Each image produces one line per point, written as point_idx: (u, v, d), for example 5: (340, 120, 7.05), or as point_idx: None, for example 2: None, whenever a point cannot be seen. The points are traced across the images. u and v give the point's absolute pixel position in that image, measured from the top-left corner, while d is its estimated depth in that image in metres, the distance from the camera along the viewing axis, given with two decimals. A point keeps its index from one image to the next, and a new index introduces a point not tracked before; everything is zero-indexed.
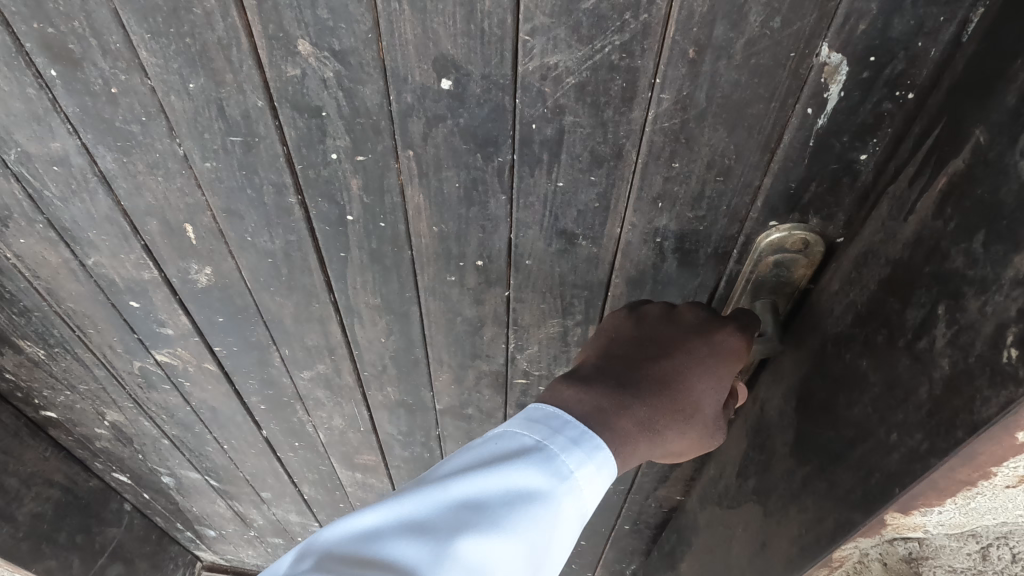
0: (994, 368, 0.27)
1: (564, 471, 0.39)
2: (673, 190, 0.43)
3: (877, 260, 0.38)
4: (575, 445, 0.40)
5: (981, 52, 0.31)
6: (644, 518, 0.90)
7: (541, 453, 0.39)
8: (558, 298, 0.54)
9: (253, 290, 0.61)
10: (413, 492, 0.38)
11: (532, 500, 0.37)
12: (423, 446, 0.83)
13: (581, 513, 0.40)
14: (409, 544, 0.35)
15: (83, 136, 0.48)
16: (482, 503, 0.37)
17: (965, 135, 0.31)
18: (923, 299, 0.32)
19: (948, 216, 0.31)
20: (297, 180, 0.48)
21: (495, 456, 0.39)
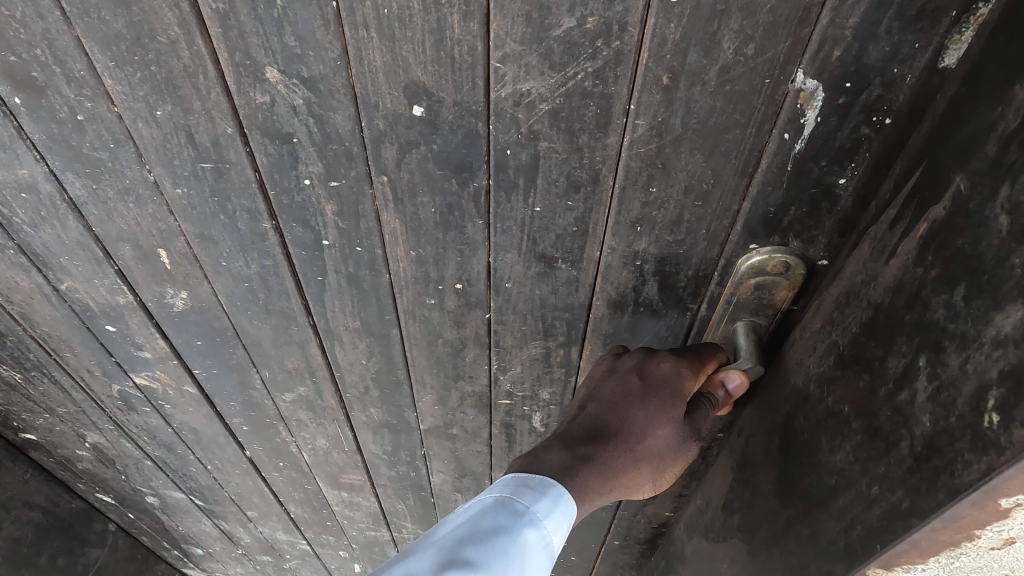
0: (976, 432, 0.26)
1: (522, 508, 0.42)
2: (651, 214, 0.43)
3: (859, 302, 0.37)
4: (530, 487, 0.43)
5: (961, 97, 0.31)
6: (634, 533, 0.89)
7: (501, 501, 0.43)
8: (539, 320, 0.54)
9: (231, 314, 0.60)
10: (396, 557, 0.41)
11: (494, 539, 0.41)
12: (409, 465, 0.82)
13: (549, 545, 0.42)
14: None
15: (51, 163, 0.47)
16: (454, 549, 0.40)
17: (946, 183, 0.31)
18: (904, 348, 0.32)
19: (929, 263, 0.31)
20: (271, 206, 0.48)
21: (462, 514, 0.43)
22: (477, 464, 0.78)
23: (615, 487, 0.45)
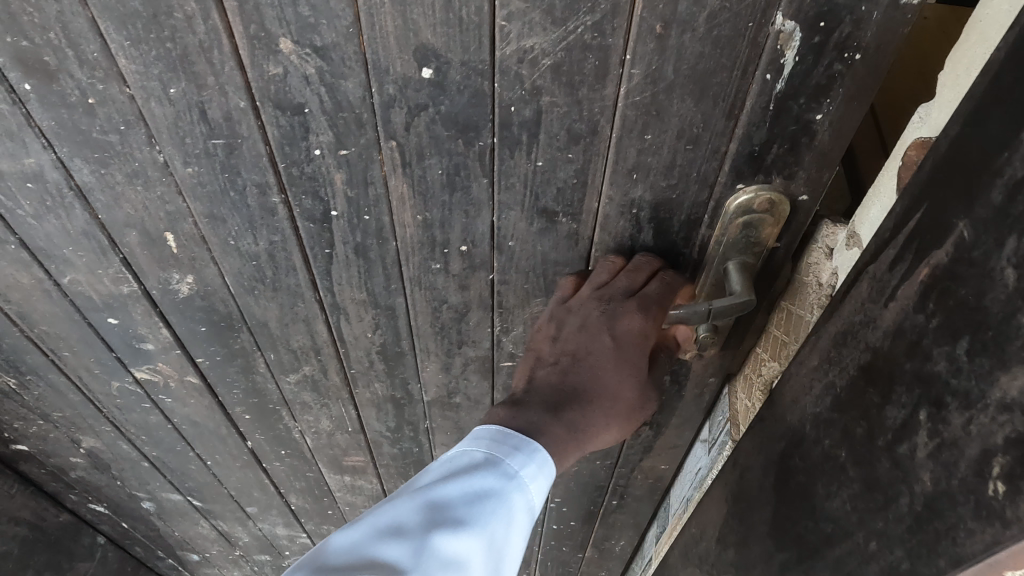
0: (979, 499, 0.27)
1: (510, 471, 0.46)
2: (646, 161, 0.46)
3: (855, 343, 0.37)
4: (518, 452, 0.47)
5: (972, 139, 0.31)
6: (631, 491, 0.93)
7: (490, 462, 0.46)
8: (541, 277, 0.57)
9: (237, 296, 0.61)
10: (389, 505, 0.44)
11: (486, 498, 0.44)
12: (412, 441, 0.84)
13: (530, 507, 0.46)
14: (390, 544, 0.41)
15: (59, 150, 0.48)
16: (448, 504, 0.43)
17: (949, 227, 0.31)
18: (904, 400, 0.32)
19: (930, 311, 0.31)
20: (281, 179, 0.49)
21: (454, 469, 0.46)
22: None
23: (595, 441, 0.52)
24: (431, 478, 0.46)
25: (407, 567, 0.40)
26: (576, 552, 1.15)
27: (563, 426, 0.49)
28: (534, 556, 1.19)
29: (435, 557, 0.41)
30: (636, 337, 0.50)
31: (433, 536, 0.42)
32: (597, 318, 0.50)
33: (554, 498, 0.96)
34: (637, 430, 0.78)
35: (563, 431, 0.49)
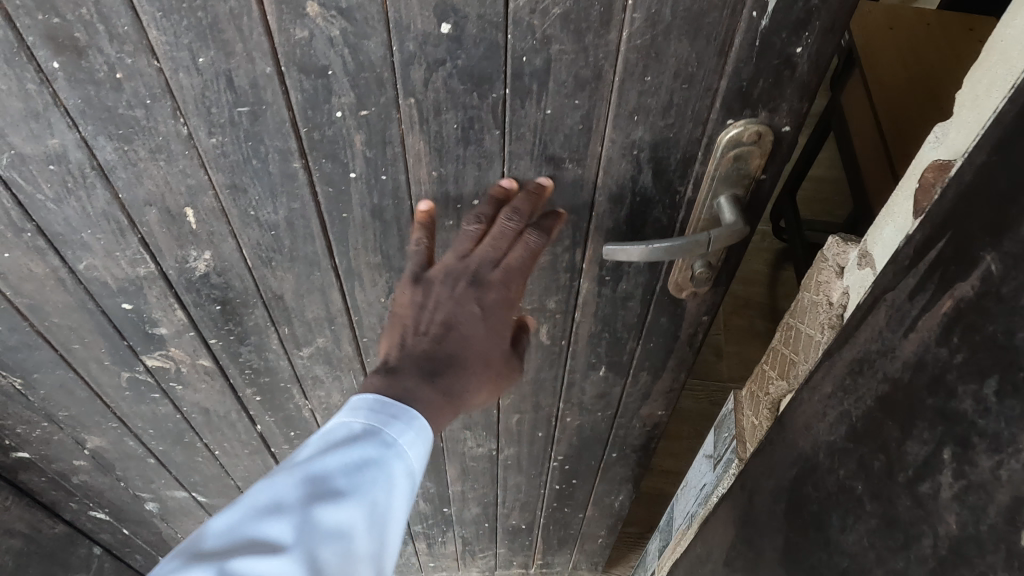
0: (1008, 544, 0.32)
1: (390, 439, 0.50)
2: (646, 103, 0.50)
3: (874, 373, 0.43)
4: (394, 420, 0.51)
5: (986, 182, 0.36)
6: (630, 441, 0.98)
7: (368, 432, 0.50)
8: None
9: (254, 270, 0.63)
10: (270, 481, 0.47)
11: (366, 467, 0.48)
12: None
13: (411, 471, 0.50)
14: (275, 521, 0.44)
15: (83, 129, 0.49)
16: (330, 477, 0.47)
17: (972, 264, 0.36)
18: (927, 436, 0.38)
19: (955, 346, 0.36)
20: (302, 144, 0.52)
21: (334, 441, 0.49)
22: None
23: (467, 403, 0.56)
24: (311, 451, 0.49)
25: (290, 542, 0.44)
26: (578, 511, 1.20)
27: (435, 389, 0.53)
28: (537, 520, 1.24)
29: (318, 530, 0.45)
30: (499, 304, 0.54)
31: (313, 511, 0.45)
32: (464, 286, 0.54)
33: (557, 456, 1.00)
34: (636, 376, 0.83)
35: (434, 394, 0.53)
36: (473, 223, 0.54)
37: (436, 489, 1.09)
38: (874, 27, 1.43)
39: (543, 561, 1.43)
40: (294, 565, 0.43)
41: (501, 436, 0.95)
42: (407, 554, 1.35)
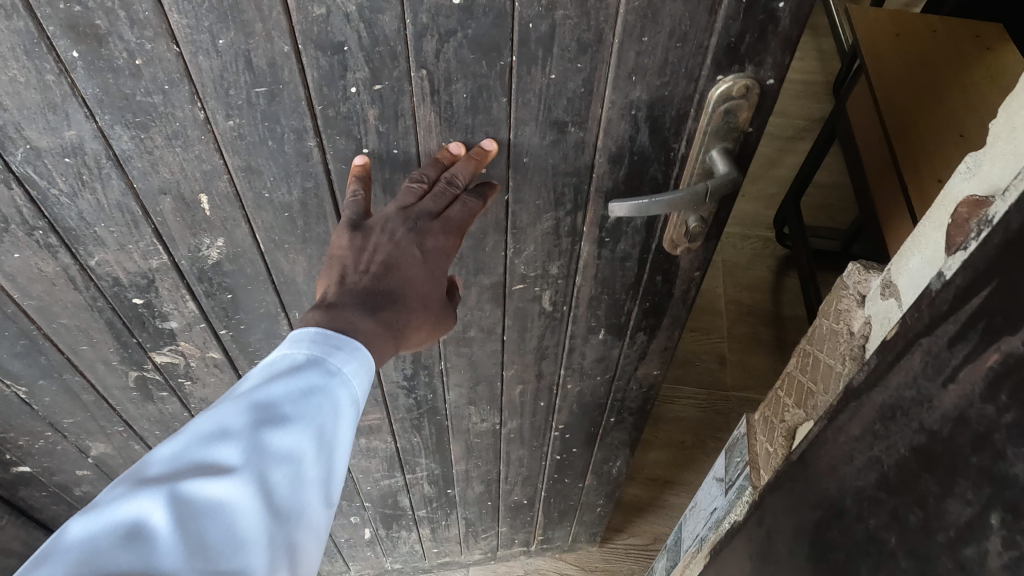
0: None
1: (334, 369, 0.50)
2: (643, 63, 0.53)
3: (909, 423, 0.43)
4: (338, 350, 0.50)
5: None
6: (628, 405, 1.02)
7: (313, 361, 0.50)
8: (552, 191, 0.63)
9: (266, 254, 0.64)
10: (215, 408, 0.47)
11: (310, 394, 0.48)
12: (427, 387, 0.89)
13: (356, 397, 0.51)
14: (222, 448, 0.45)
15: (100, 118, 0.50)
16: (275, 405, 0.47)
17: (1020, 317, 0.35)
18: (971, 495, 0.38)
19: (1002, 403, 0.36)
20: (317, 122, 0.53)
21: (278, 370, 0.49)
22: (491, 366, 0.87)
23: (404, 343, 0.55)
24: (256, 381, 0.49)
25: (238, 466, 0.45)
26: (578, 481, 1.23)
27: (379, 323, 0.52)
28: (538, 494, 1.27)
29: (265, 455, 0.46)
30: (440, 248, 0.55)
31: (260, 437, 0.46)
32: (403, 229, 0.54)
33: (558, 425, 1.03)
34: (633, 336, 0.86)
35: (377, 327, 0.52)
36: (424, 178, 0.56)
37: (441, 470, 1.11)
38: (881, 44, 1.51)
39: (544, 537, 1.46)
40: (243, 487, 0.44)
41: (504, 410, 0.97)
42: (412, 541, 1.37)
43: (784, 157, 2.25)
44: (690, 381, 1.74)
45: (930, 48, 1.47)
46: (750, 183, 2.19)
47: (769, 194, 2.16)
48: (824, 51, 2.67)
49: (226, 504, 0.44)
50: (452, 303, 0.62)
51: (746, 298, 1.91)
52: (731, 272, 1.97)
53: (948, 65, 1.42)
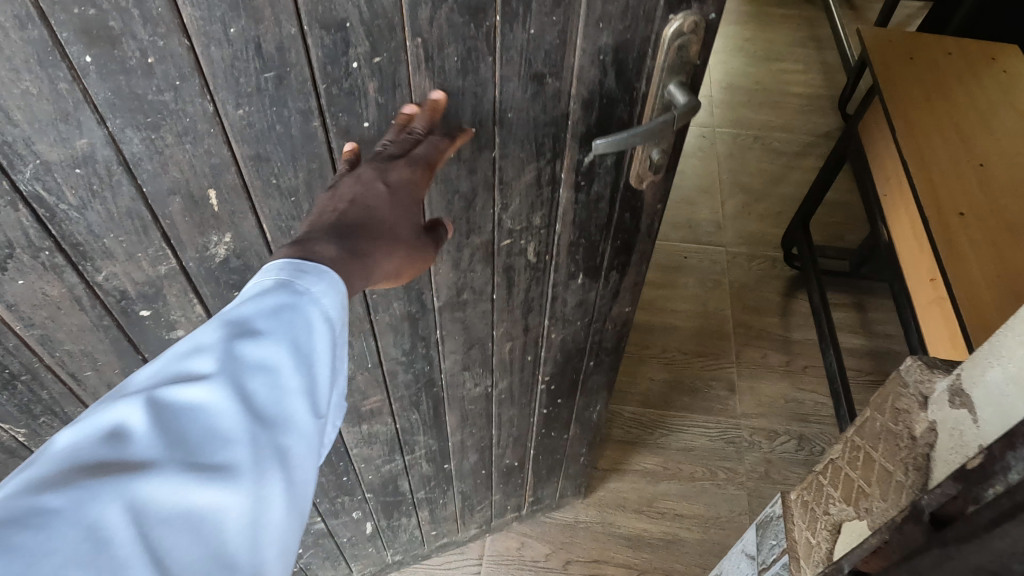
0: None
1: (305, 287, 0.46)
2: (609, 10, 0.60)
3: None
4: (306, 271, 0.47)
5: None
6: (604, 346, 1.09)
7: (283, 278, 0.46)
8: (533, 142, 0.69)
9: (273, 244, 0.66)
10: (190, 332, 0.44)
11: (281, 307, 0.45)
12: (424, 359, 0.93)
13: (332, 317, 0.47)
14: (194, 362, 0.42)
15: (111, 123, 0.51)
16: (248, 318, 0.44)
17: None
18: None
19: None
20: (321, 101, 0.56)
21: (253, 291, 0.46)
22: (483, 327, 0.92)
23: (380, 272, 0.52)
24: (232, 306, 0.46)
25: (214, 371, 0.42)
26: (563, 432, 1.30)
27: (344, 249, 0.50)
28: (528, 454, 1.33)
29: (236, 360, 0.43)
30: (403, 184, 0.55)
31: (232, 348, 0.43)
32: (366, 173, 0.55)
33: (544, 377, 1.09)
34: (607, 276, 0.93)
35: (341, 254, 0.49)
36: (388, 142, 0.58)
37: (438, 445, 1.15)
38: (897, 70, 1.58)
39: (534, 498, 1.53)
40: (215, 394, 0.41)
41: (495, 369, 1.02)
42: (412, 528, 1.39)
43: (789, 175, 2.31)
44: (697, 408, 1.74)
45: (942, 77, 1.55)
46: (756, 201, 2.24)
47: (776, 212, 2.20)
48: (828, 67, 2.75)
49: (204, 407, 0.40)
50: (434, 242, 0.59)
51: (755, 322, 1.92)
52: (739, 293, 1.99)
53: (964, 96, 1.49)
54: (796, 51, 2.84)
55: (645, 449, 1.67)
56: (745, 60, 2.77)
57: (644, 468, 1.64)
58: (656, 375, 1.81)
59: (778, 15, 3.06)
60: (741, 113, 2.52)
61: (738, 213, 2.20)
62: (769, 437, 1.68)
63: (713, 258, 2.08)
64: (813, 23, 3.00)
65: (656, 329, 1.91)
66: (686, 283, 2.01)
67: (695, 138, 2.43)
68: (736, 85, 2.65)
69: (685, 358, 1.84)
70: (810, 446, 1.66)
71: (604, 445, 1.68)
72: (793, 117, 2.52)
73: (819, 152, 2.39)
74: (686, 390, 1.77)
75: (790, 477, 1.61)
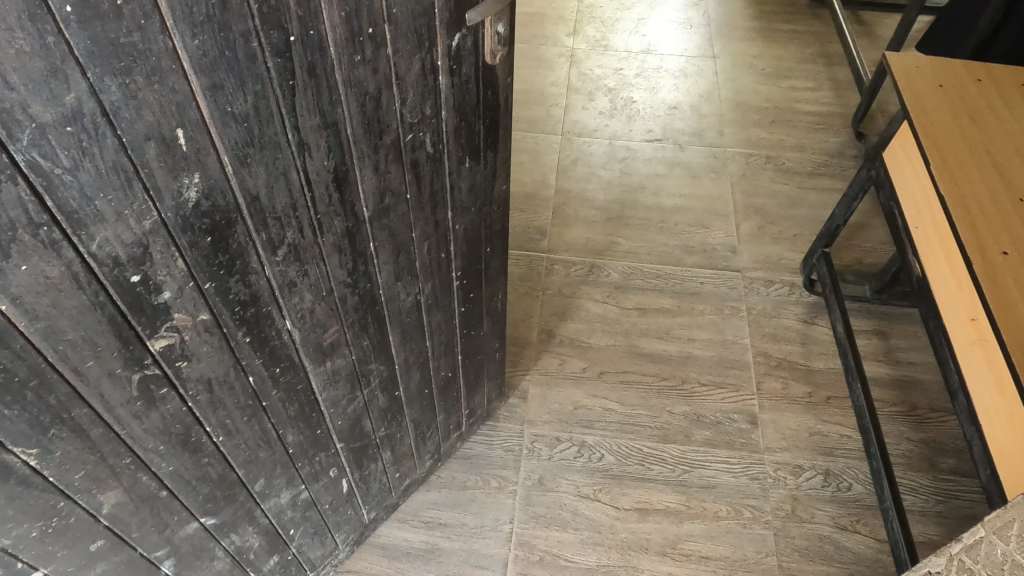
0: None
1: None
2: None
3: None
4: None
5: None
6: (494, 229, 1.28)
7: None
8: (415, 35, 0.82)
9: (234, 176, 0.73)
10: None
11: None
12: (364, 277, 1.02)
13: None
14: None
15: (92, 74, 0.56)
16: None
17: None
18: None
19: None
20: (257, 22, 0.65)
21: None
22: (404, 230, 1.04)
23: None
24: None
25: None
26: (481, 327, 1.47)
27: None
28: (457, 361, 1.47)
29: None
30: None
31: None
32: None
33: (456, 273, 1.24)
34: (484, 155, 1.11)
35: None
36: None
37: (387, 370, 1.24)
38: (923, 89, 1.58)
39: (469, 411, 1.69)
40: None
41: (419, 275, 1.14)
42: (380, 474, 1.47)
43: (804, 197, 2.42)
44: (718, 443, 1.78)
45: (975, 104, 1.54)
46: (771, 223, 2.34)
47: (791, 235, 2.31)
48: (839, 83, 2.87)
49: None
50: None
51: (775, 350, 1.98)
52: (759, 321, 2.06)
53: (999, 126, 1.49)
54: (807, 68, 2.96)
55: (668, 486, 1.70)
56: (755, 77, 2.92)
57: (668, 507, 1.66)
58: (674, 408, 1.86)
59: (783, 28, 3.20)
60: (755, 132, 2.67)
61: (754, 236, 2.30)
62: (795, 472, 1.72)
63: (730, 284, 2.16)
64: (821, 38, 3.13)
65: (676, 359, 1.97)
66: (701, 309, 2.09)
67: (707, 159, 2.57)
68: (746, 104, 2.79)
69: (706, 390, 1.89)
70: (837, 481, 1.70)
71: (626, 483, 1.70)
72: (806, 136, 2.65)
73: (832, 173, 2.51)
74: (708, 424, 1.81)
75: (818, 516, 1.64)
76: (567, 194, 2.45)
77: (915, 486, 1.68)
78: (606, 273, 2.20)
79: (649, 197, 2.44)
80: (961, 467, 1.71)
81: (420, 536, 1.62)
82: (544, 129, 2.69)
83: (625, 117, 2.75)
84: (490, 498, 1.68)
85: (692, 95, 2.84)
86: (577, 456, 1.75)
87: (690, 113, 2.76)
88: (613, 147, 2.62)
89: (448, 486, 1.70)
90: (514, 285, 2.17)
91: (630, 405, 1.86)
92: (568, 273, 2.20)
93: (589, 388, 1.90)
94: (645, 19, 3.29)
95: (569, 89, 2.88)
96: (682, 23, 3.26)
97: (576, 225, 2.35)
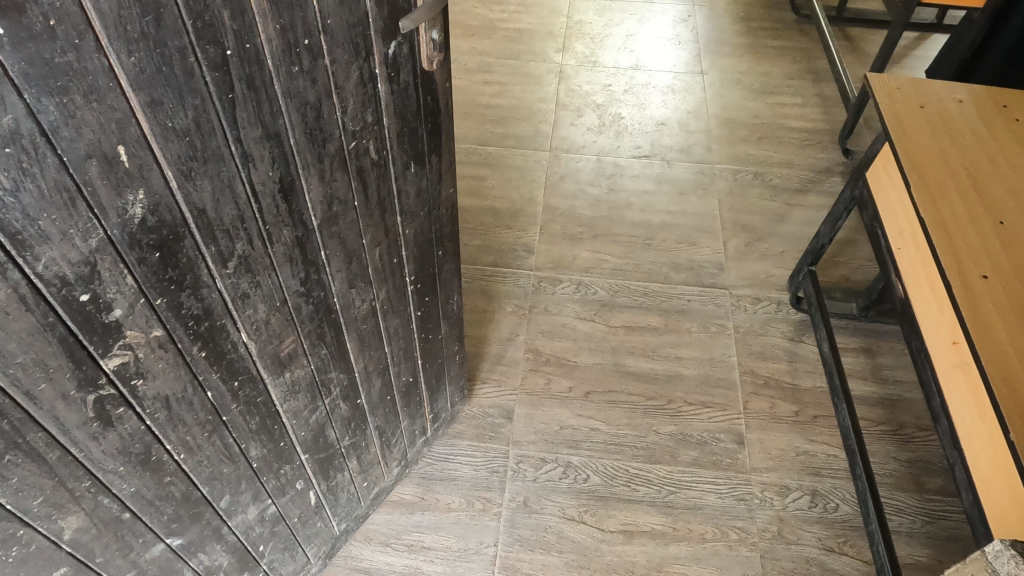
0: None
1: None
2: None
3: None
4: None
5: None
6: (446, 233, 1.32)
7: None
8: (350, 44, 0.84)
9: (179, 190, 0.74)
10: None
11: None
12: (318, 286, 1.04)
13: None
14: None
15: (28, 93, 0.56)
16: None
17: None
18: None
19: None
20: (192, 39, 0.66)
21: None
22: (354, 237, 1.05)
23: None
24: None
25: None
26: (438, 331, 1.50)
27: None
28: (418, 365, 1.48)
29: None
30: None
31: None
32: None
33: (410, 277, 1.26)
34: (429, 159, 1.13)
35: None
36: None
37: (348, 378, 1.25)
38: (909, 116, 1.62)
39: (433, 415, 1.70)
40: None
41: (373, 281, 1.16)
42: (349, 485, 1.47)
43: (791, 214, 2.48)
44: (704, 462, 1.80)
45: (964, 135, 1.58)
46: (760, 240, 2.39)
47: (778, 252, 2.35)
48: (827, 99, 2.96)
49: None
50: None
51: (763, 369, 2.01)
52: (746, 339, 2.09)
53: (993, 160, 1.52)
54: (795, 84, 3.04)
55: (653, 507, 1.71)
56: (743, 93, 3.00)
57: (654, 529, 1.68)
58: (661, 427, 1.88)
59: (772, 44, 3.30)
60: (742, 147, 2.74)
61: (741, 253, 2.34)
62: (781, 493, 1.74)
63: (717, 301, 2.19)
64: (810, 55, 3.22)
65: (661, 378, 1.99)
66: (687, 327, 2.12)
67: (695, 176, 2.63)
68: (735, 120, 2.87)
69: (691, 409, 1.91)
70: (824, 502, 1.72)
71: (611, 505, 1.72)
72: (794, 152, 2.71)
73: (820, 189, 2.57)
74: (694, 444, 1.83)
75: (806, 537, 1.66)
76: (555, 210, 2.49)
77: (902, 506, 1.72)
78: (593, 291, 2.23)
79: (637, 214, 2.49)
80: (947, 487, 1.75)
81: (403, 559, 1.62)
82: (532, 146, 2.74)
83: (614, 133, 2.81)
84: (474, 520, 1.69)
85: (680, 111, 2.92)
86: (563, 477, 1.77)
87: (679, 129, 2.83)
88: (601, 164, 2.68)
89: (432, 509, 1.70)
90: (502, 302, 2.19)
91: (616, 425, 1.88)
92: (555, 290, 2.23)
93: (574, 407, 1.92)
94: (634, 35, 3.38)
95: (558, 105, 2.94)
96: (672, 39, 3.35)
97: (562, 242, 2.38)
